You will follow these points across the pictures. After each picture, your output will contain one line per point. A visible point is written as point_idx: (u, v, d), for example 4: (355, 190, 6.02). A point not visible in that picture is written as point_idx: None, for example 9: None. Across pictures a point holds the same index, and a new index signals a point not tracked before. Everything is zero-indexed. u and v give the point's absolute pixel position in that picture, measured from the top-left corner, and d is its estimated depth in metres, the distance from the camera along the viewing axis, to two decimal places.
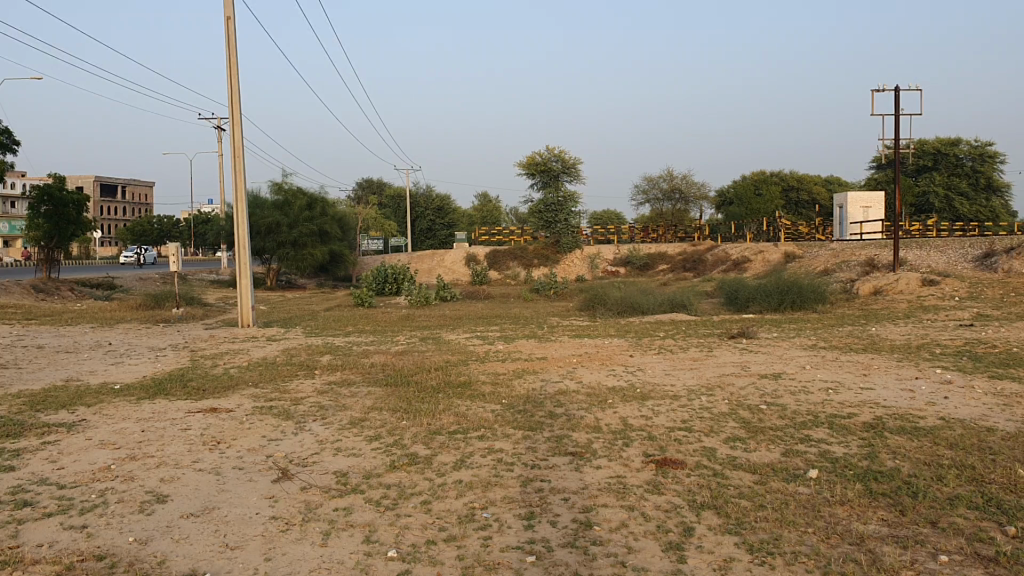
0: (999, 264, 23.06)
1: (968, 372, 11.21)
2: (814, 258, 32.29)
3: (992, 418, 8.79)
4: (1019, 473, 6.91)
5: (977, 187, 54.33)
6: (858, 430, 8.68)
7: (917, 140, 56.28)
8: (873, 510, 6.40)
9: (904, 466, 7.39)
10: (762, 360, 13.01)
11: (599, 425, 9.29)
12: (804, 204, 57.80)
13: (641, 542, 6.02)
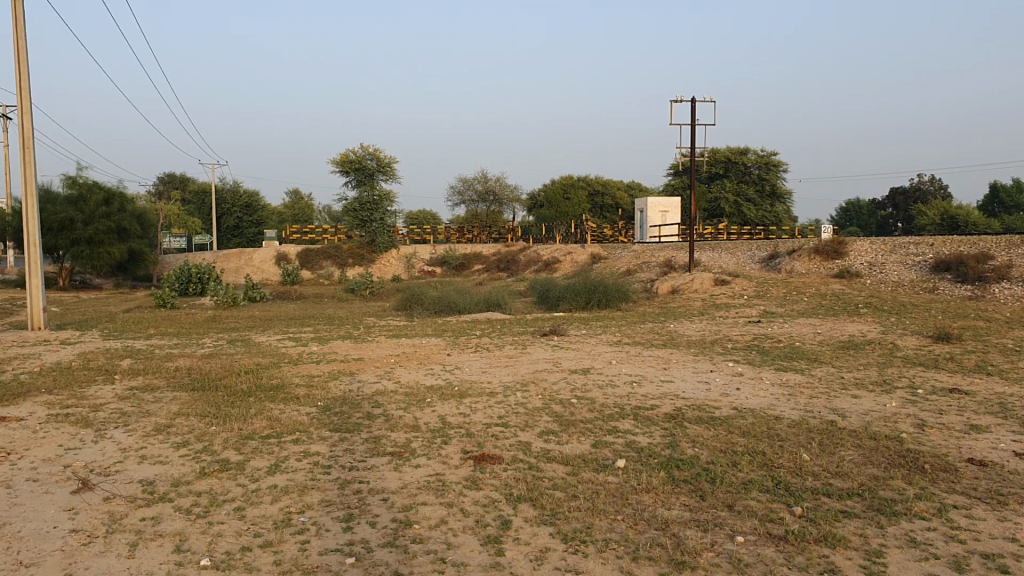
0: (783, 265, 24.90)
1: (758, 365, 12.07)
2: (618, 259, 33.70)
3: (779, 407, 9.52)
4: (803, 458, 7.54)
5: (762, 194, 58.27)
6: (660, 420, 9.19)
7: (710, 148, 59.69)
8: (676, 496, 6.80)
9: (703, 454, 7.89)
10: (573, 356, 13.49)
11: (417, 424, 9.34)
12: (609, 208, 60.11)
13: (460, 538, 6.13)
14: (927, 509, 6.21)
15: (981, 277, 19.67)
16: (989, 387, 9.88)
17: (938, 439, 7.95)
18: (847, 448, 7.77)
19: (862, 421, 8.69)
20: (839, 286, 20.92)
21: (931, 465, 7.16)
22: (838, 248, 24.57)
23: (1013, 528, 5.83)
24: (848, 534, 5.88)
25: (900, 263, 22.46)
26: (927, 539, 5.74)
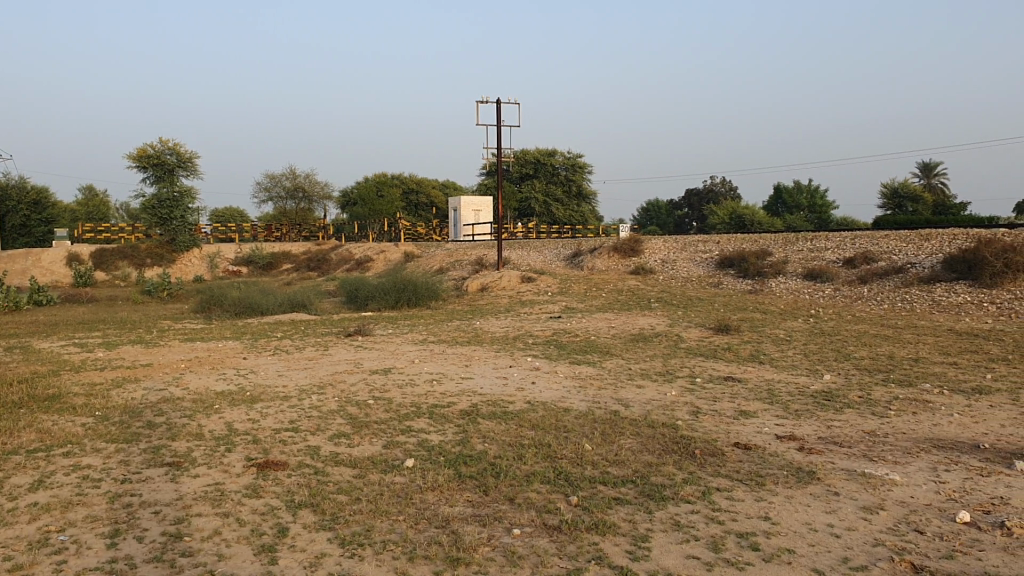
0: (585, 262, 25.71)
1: (554, 359, 12.37)
2: (430, 257, 33.74)
3: (570, 399, 9.77)
4: (585, 448, 7.76)
5: (570, 194, 60.09)
6: (454, 417, 9.23)
7: (519, 150, 60.99)
8: (459, 493, 6.83)
9: (491, 449, 7.98)
10: (375, 355, 13.38)
11: (202, 431, 8.95)
12: (423, 206, 60.13)
13: (232, 549, 5.90)
14: (692, 493, 6.53)
15: (760, 273, 21.04)
16: (759, 375, 10.55)
17: (710, 425, 8.40)
18: (627, 437, 8.07)
19: (644, 410, 9.07)
20: (635, 282, 21.83)
21: (701, 450, 7.54)
22: (635, 246, 25.62)
23: (767, 507, 6.23)
24: (618, 521, 6.10)
25: (690, 260, 23.68)
26: (690, 522, 6.03)
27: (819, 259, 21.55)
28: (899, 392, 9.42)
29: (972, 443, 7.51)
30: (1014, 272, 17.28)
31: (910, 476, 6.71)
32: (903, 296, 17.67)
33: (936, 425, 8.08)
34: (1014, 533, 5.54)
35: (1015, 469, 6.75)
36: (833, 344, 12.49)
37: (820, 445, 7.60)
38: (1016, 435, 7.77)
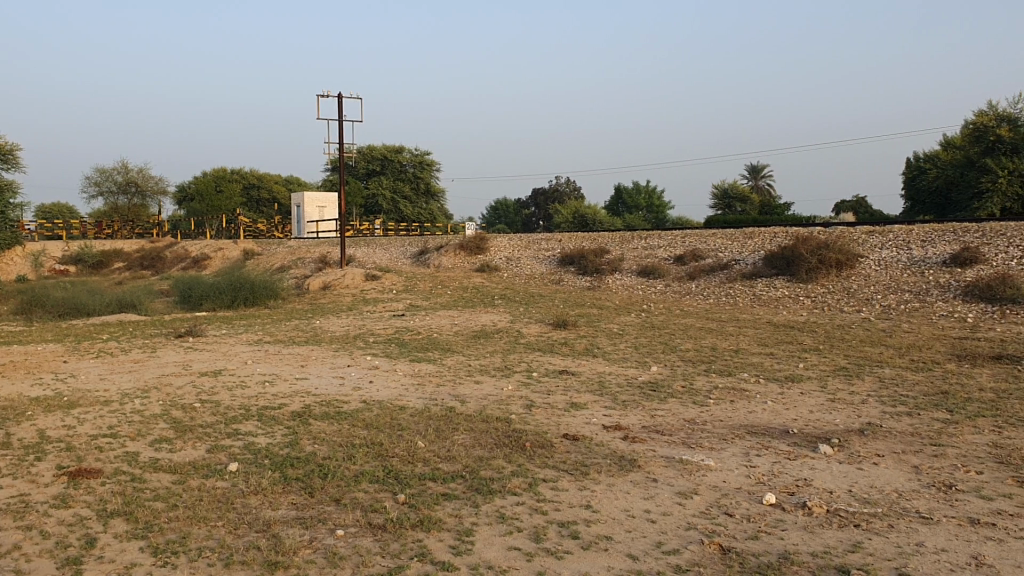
0: (431, 260, 25.70)
1: (393, 357, 12.29)
2: (272, 255, 32.91)
3: (405, 397, 9.73)
4: (417, 445, 7.74)
5: (417, 191, 60.08)
6: (286, 419, 9.02)
7: (366, 146, 60.36)
8: (284, 496, 6.67)
9: (321, 449, 7.84)
10: (207, 357, 12.92)
11: (9, 440, 8.37)
12: (265, 202, 58.57)
13: (33, 564, 5.54)
14: (519, 485, 6.62)
15: (599, 269, 21.60)
16: (592, 368, 10.83)
17: (542, 418, 8.54)
18: (459, 433, 8.10)
19: (479, 406, 9.13)
20: (479, 279, 21.96)
21: (531, 443, 7.66)
22: (480, 244, 25.80)
23: (589, 496, 6.39)
24: (444, 516, 6.11)
25: (533, 257, 24.07)
26: (514, 514, 6.11)
27: (653, 256, 22.32)
28: (719, 382, 9.86)
29: (782, 428, 7.94)
30: (826, 268, 18.43)
31: (724, 461, 7.03)
32: (729, 291, 18.53)
33: (750, 412, 8.51)
34: (814, 512, 5.87)
35: (819, 452, 7.18)
36: (662, 337, 12.96)
37: (643, 434, 7.86)
38: (821, 419, 8.28)
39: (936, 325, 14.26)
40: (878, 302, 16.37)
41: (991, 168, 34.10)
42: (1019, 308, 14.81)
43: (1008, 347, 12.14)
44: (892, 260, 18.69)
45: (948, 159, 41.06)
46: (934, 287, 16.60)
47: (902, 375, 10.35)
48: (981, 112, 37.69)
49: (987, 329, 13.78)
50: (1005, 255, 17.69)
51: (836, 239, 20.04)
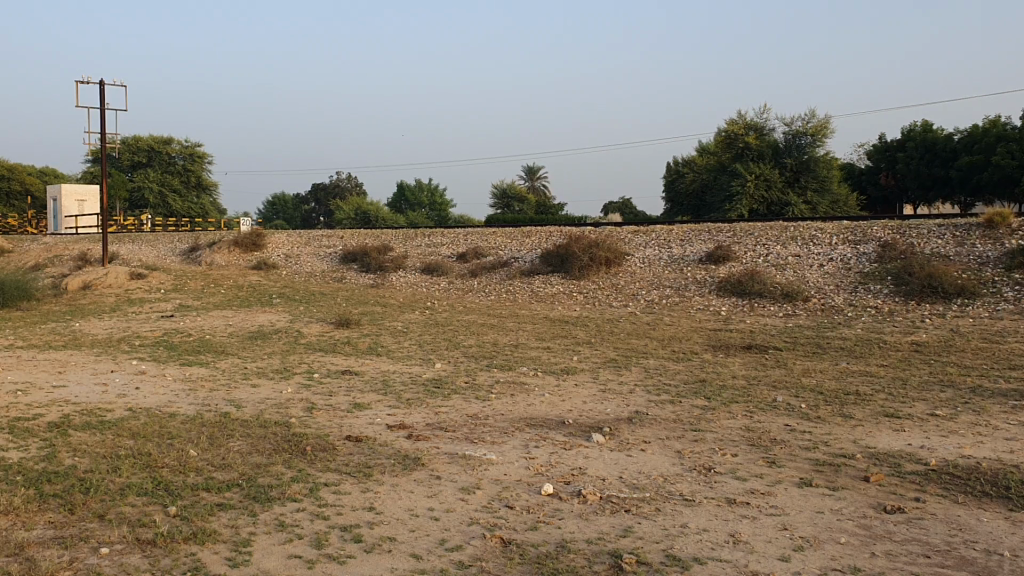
0: (203, 257, 24.56)
1: (163, 361, 11.65)
2: (23, 252, 30.28)
3: (177, 403, 9.23)
4: (190, 454, 7.36)
5: (188, 185, 57.37)
6: (41, 430, 8.30)
7: (130, 136, 56.75)
8: (40, 515, 6.14)
9: (82, 462, 7.29)
10: None
11: None
12: (15, 194, 53.79)
13: None
14: (299, 491, 6.46)
15: (380, 266, 21.51)
16: (375, 366, 10.76)
17: (323, 420, 8.38)
18: (236, 439, 7.79)
19: (257, 410, 8.83)
20: (256, 277, 21.24)
21: (311, 446, 7.49)
22: (257, 240, 24.97)
23: (372, 497, 6.34)
24: (219, 527, 5.85)
25: (313, 255, 23.59)
26: (294, 520, 5.96)
27: (435, 254, 22.50)
28: (500, 376, 10.09)
29: (559, 419, 8.24)
30: (597, 265, 19.29)
31: (505, 455, 7.19)
32: (508, 287, 19.00)
33: (529, 406, 8.76)
34: (589, 500, 6.12)
35: (593, 441, 7.50)
36: (444, 334, 13.09)
37: (426, 432, 7.90)
38: (594, 410, 8.66)
39: (695, 318, 15.31)
40: (644, 297, 17.35)
41: (741, 172, 37.00)
42: (765, 302, 16.18)
43: (756, 337, 13.22)
44: (656, 258, 19.87)
45: (704, 163, 44.18)
46: (693, 283, 17.79)
47: (665, 365, 11.03)
48: (732, 121, 40.77)
49: (738, 321, 14.97)
50: (753, 253, 19.26)
51: (606, 237, 21.04)
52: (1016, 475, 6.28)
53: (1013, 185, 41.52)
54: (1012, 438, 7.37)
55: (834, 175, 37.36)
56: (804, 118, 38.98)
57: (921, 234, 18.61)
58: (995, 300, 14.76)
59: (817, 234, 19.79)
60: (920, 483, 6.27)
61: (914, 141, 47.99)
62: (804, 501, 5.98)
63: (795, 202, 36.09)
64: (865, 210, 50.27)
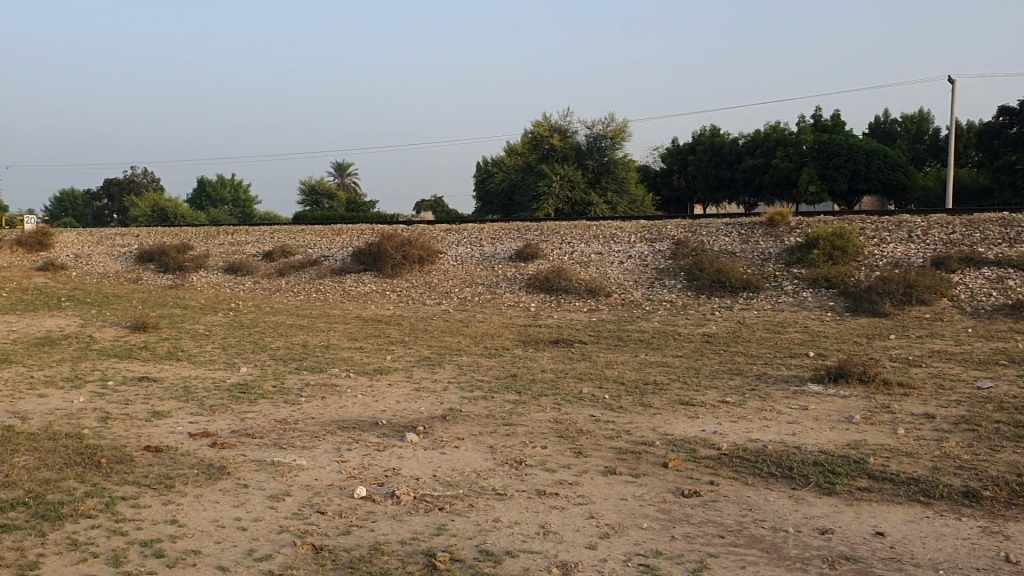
0: None
1: None
2: None
3: None
4: None
5: None
6: None
7: None
8: None
9: None
10: None
11: None
12: None
13: None
14: (93, 507, 6.06)
15: (181, 267, 20.52)
16: (176, 372, 10.26)
17: (119, 430, 7.90)
18: (21, 454, 7.20)
19: (45, 422, 8.20)
20: (42, 280, 19.77)
21: (107, 459, 7.04)
22: (42, 239, 23.21)
23: (174, 509, 6.03)
24: (2, 551, 5.38)
25: (106, 255, 22.19)
26: (89, 539, 5.58)
27: (240, 253, 21.72)
28: (310, 379, 9.87)
29: (371, 420, 8.15)
30: (409, 263, 19.25)
31: (316, 459, 7.04)
32: (318, 286, 18.62)
33: (341, 407, 8.61)
34: (402, 500, 6.08)
35: (405, 441, 7.48)
36: (250, 336, 12.67)
37: (232, 438, 7.62)
38: (407, 409, 8.63)
39: (504, 315, 15.57)
40: (455, 294, 17.46)
41: (546, 173, 37.89)
42: (571, 297, 16.68)
43: (564, 332, 13.61)
44: (467, 256, 20.06)
45: (512, 163, 44.94)
46: (503, 280, 18.08)
47: (477, 361, 11.15)
48: (538, 122, 41.68)
49: (546, 316, 15.35)
50: (559, 251, 19.81)
51: (416, 236, 21.03)
52: (797, 455, 6.79)
53: (790, 187, 45.24)
54: (794, 421, 7.96)
55: (632, 176, 38.97)
56: (605, 122, 40.45)
57: (710, 233, 19.76)
58: (776, 293, 15.90)
59: (617, 233, 20.59)
60: (713, 466, 6.65)
61: (704, 145, 50.92)
62: (609, 489, 6.21)
63: (597, 202, 37.53)
64: (661, 210, 52.69)
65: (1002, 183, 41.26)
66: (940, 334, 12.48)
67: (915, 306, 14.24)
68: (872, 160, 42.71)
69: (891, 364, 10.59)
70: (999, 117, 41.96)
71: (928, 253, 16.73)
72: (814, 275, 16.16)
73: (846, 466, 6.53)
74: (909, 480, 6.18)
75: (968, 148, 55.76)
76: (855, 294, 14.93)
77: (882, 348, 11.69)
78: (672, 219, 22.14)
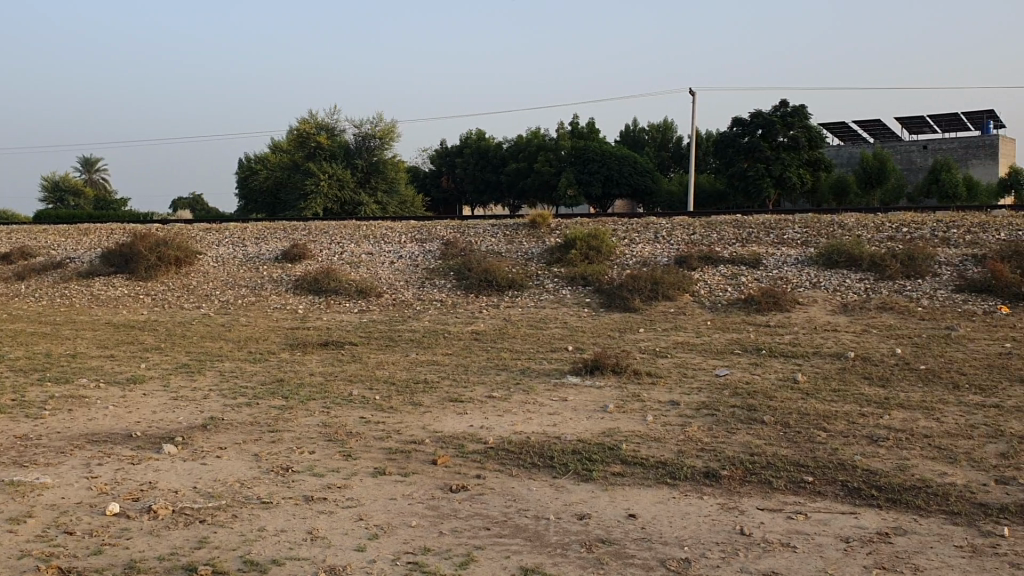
0: None
1: None
2: None
3: None
4: None
5: None
6: None
7: None
8: None
9: None
10: None
11: None
12: None
13: None
14: None
15: None
16: None
17: None
18: None
19: None
20: None
21: None
22: None
23: None
24: None
25: None
26: None
27: None
28: (54, 391, 9.16)
29: (124, 433, 7.69)
30: (167, 265, 18.29)
31: (63, 476, 6.54)
32: (64, 291, 17.29)
33: (90, 420, 8.05)
34: (160, 514, 5.78)
35: (164, 452, 7.11)
36: None
37: None
38: (164, 419, 8.20)
39: (270, 317, 15.14)
40: (218, 297, 16.79)
41: (313, 172, 37.15)
42: (340, 298, 16.50)
43: (332, 333, 13.45)
44: (229, 256, 19.37)
45: (277, 160, 43.70)
46: (269, 282, 17.60)
47: (239, 366, 10.79)
48: (304, 119, 40.91)
49: (314, 318, 15.09)
50: (328, 251, 19.53)
51: (174, 236, 20.04)
52: (558, 445, 7.08)
53: (550, 190, 47.50)
54: (555, 413, 8.30)
55: (401, 177, 39.16)
56: (373, 122, 40.39)
57: (477, 233, 20.21)
58: (539, 291, 16.47)
59: (387, 234, 20.61)
60: (479, 460, 6.81)
61: (471, 147, 51.73)
62: (378, 490, 6.21)
63: (367, 202, 37.35)
64: (431, 212, 52.32)
65: (735, 188, 45.13)
66: (684, 327, 13.44)
67: (662, 301, 15.22)
68: (623, 167, 46.19)
69: (641, 356, 11.29)
70: (734, 127, 45.89)
71: (673, 252, 17.97)
72: (573, 273, 16.89)
73: (602, 453, 6.89)
74: (658, 464, 6.62)
75: (707, 155, 60.66)
76: (609, 291, 15.76)
77: (634, 341, 12.41)
78: (442, 219, 22.48)
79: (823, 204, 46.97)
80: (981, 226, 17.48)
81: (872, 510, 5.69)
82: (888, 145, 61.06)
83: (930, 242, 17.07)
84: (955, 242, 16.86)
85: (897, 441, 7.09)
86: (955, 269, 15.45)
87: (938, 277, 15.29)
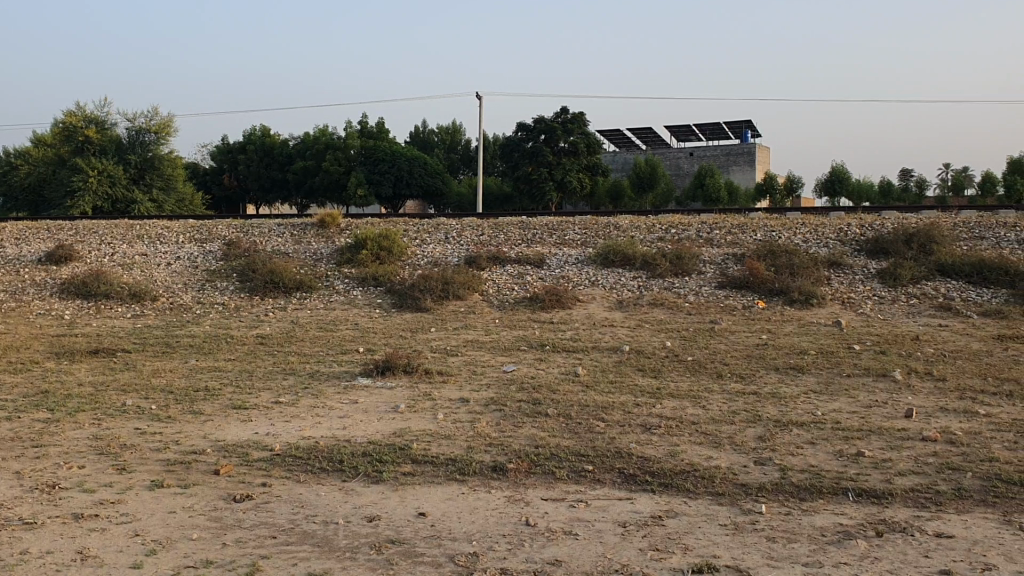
0: None
1: None
2: None
3: None
4: None
5: None
6: None
7: None
8: None
9: None
10: None
11: None
12: None
13: None
14: None
15: None
16: None
17: None
18: None
19: None
20: None
21: None
22: None
23: None
24: None
25: None
26: None
27: None
28: None
29: None
30: None
31: None
32: None
33: None
34: None
35: None
36: None
37: None
38: None
39: (32, 324, 14.02)
40: None
41: (81, 168, 34.82)
42: (112, 303, 15.52)
43: (102, 340, 12.66)
44: None
45: (40, 154, 40.52)
46: (31, 286, 16.32)
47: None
48: (70, 112, 38.30)
49: (82, 325, 14.11)
50: (97, 253, 18.36)
51: None
52: (348, 448, 7.02)
53: (340, 191, 46.74)
54: (344, 416, 8.22)
55: (178, 174, 37.13)
56: (148, 115, 38.26)
57: (262, 233, 19.71)
58: (328, 293, 16.20)
59: (164, 234, 19.63)
60: (265, 468, 6.64)
61: (254, 143, 49.93)
62: (155, 504, 5.91)
63: (141, 200, 35.14)
64: (212, 211, 49.87)
65: (522, 192, 46.45)
66: (472, 325, 13.67)
67: (452, 300, 15.37)
68: (413, 168, 46.66)
69: (432, 355, 11.38)
70: (517, 133, 47.11)
71: (461, 252, 18.22)
72: (363, 274, 16.76)
73: (392, 453, 6.89)
74: (447, 461, 6.70)
75: (493, 158, 62.26)
76: (400, 291, 15.76)
77: (423, 341, 12.48)
78: (223, 219, 21.68)
79: (601, 206, 49.44)
80: (740, 227, 18.92)
81: (646, 494, 6.03)
82: (658, 152, 64.68)
83: (696, 242, 18.25)
84: (717, 242, 18.12)
85: (668, 429, 7.55)
86: (718, 267, 16.60)
87: (704, 274, 16.38)
